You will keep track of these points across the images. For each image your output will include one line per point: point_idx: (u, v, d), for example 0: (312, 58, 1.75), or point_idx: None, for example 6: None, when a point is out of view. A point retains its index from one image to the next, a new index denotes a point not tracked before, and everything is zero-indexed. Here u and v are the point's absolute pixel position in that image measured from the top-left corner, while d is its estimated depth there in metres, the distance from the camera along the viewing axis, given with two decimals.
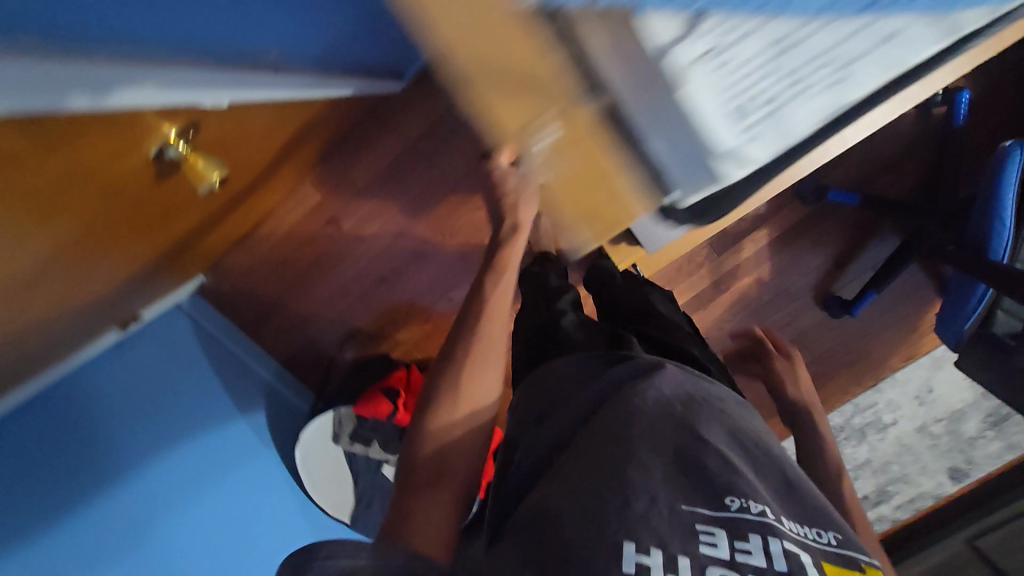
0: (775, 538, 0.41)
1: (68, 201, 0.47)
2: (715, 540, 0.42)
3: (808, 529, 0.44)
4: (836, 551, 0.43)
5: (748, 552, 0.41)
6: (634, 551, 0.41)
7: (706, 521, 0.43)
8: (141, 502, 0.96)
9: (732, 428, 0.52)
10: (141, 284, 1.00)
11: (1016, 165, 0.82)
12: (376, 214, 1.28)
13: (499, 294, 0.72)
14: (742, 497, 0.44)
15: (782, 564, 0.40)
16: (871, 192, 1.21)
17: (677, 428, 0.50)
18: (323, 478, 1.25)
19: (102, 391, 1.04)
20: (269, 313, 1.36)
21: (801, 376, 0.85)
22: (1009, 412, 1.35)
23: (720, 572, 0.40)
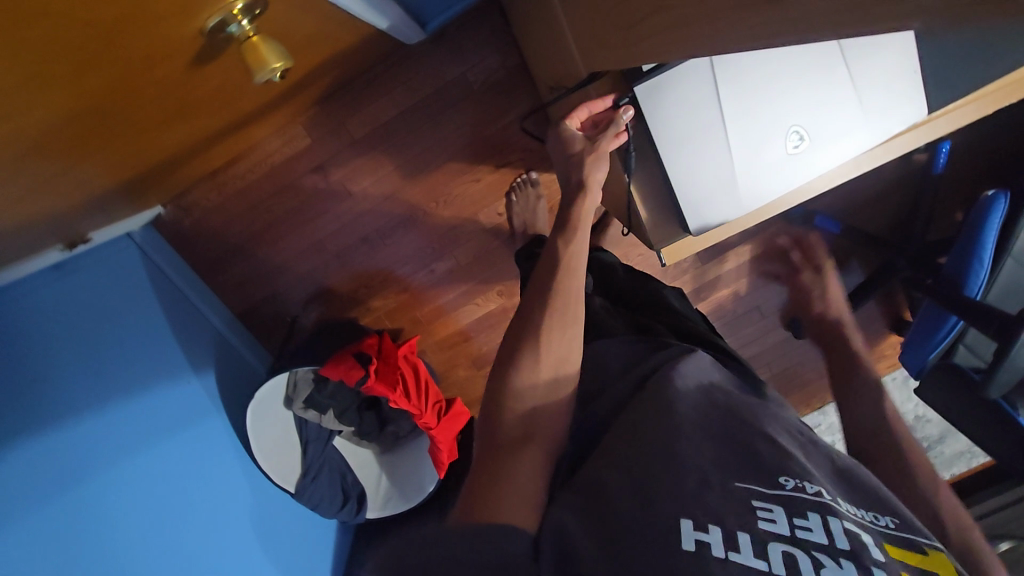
0: (835, 518, 0.39)
1: (104, 40, 0.37)
2: (774, 516, 0.39)
3: (866, 513, 0.43)
4: (894, 533, 0.41)
5: (809, 530, 0.38)
6: (692, 528, 0.38)
7: (762, 497, 0.41)
8: (79, 446, 0.84)
9: (777, 417, 0.50)
10: (101, 203, 0.87)
11: (999, 213, 0.88)
12: (367, 168, 1.21)
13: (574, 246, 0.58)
14: (797, 478, 0.42)
15: (845, 543, 0.38)
16: (849, 223, 1.28)
17: (722, 411, 0.48)
18: (273, 444, 1.15)
19: (40, 316, 0.91)
20: (232, 259, 1.25)
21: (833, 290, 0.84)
22: (931, 445, 1.46)
23: (782, 549, 0.37)
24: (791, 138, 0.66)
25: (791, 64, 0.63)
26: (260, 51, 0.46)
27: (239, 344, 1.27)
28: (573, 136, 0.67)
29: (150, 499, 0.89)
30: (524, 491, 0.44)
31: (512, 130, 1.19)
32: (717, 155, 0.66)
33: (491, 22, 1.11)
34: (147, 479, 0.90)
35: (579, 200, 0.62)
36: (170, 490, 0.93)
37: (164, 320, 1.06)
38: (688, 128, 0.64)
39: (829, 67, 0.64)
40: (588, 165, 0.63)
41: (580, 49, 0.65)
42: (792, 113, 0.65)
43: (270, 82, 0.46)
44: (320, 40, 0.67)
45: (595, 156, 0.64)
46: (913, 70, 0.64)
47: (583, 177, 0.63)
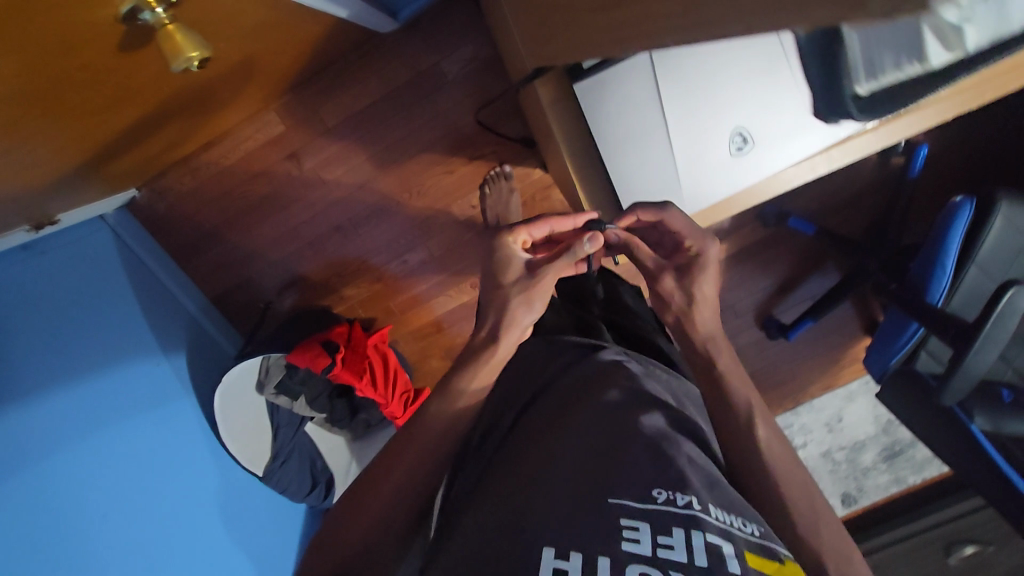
0: (699, 532, 0.37)
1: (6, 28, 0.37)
2: (638, 535, 0.37)
3: (733, 517, 0.39)
4: (759, 542, 0.38)
5: (671, 547, 0.37)
6: (552, 557, 0.37)
7: (632, 514, 0.39)
8: (27, 426, 0.82)
9: (680, 426, 0.48)
10: (62, 184, 0.87)
11: (962, 221, 0.88)
12: (341, 157, 1.21)
13: (482, 373, 0.56)
14: (669, 490, 0.40)
15: (703, 560, 0.36)
16: (823, 225, 1.28)
17: (633, 405, 0.48)
18: (241, 428, 1.15)
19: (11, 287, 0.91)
20: (206, 244, 1.26)
21: (708, 291, 0.60)
22: (902, 448, 1.47)
23: (639, 570, 0.35)
24: (736, 141, 0.66)
25: (733, 65, 0.63)
26: (178, 40, 0.46)
27: (211, 329, 1.28)
28: (510, 262, 0.59)
29: (100, 479, 0.88)
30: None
31: (487, 122, 1.19)
32: (660, 157, 0.66)
33: (465, 13, 1.11)
34: (96, 458, 0.89)
35: (486, 353, 0.56)
36: (131, 470, 0.93)
37: (132, 303, 1.07)
38: (631, 128, 0.65)
39: (775, 69, 0.64)
40: (512, 309, 0.56)
41: (525, 46, 0.65)
42: (735, 114, 0.64)
43: (186, 70, 0.47)
44: (268, 28, 0.67)
45: (525, 298, 0.56)
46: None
47: (503, 324, 0.56)
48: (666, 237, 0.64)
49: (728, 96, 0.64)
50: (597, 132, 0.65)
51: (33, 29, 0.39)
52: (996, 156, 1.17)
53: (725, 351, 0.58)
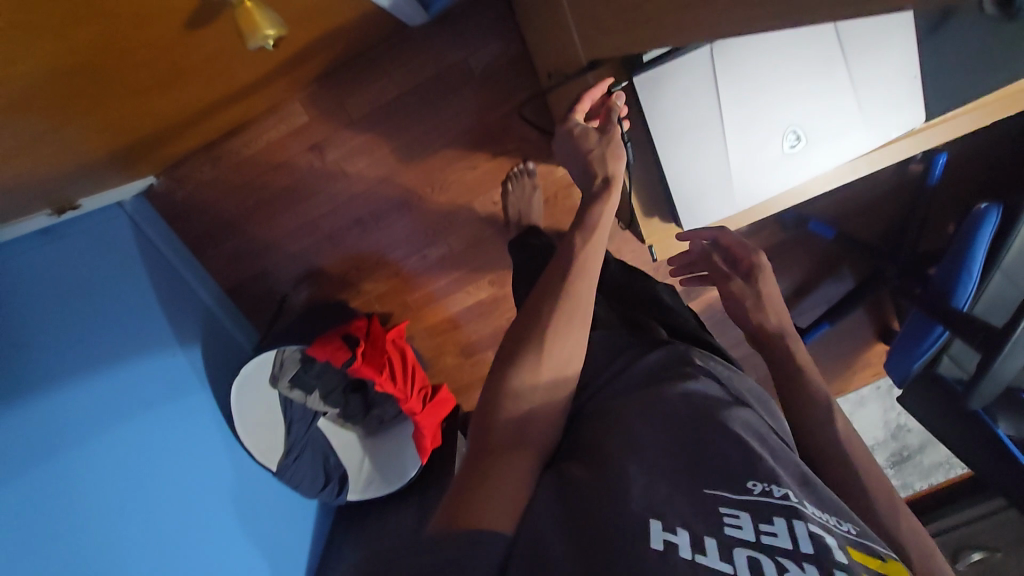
0: (800, 521, 0.38)
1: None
2: (740, 521, 0.38)
3: (829, 517, 0.40)
4: (856, 540, 0.39)
5: (774, 535, 0.37)
6: (660, 529, 0.37)
7: (729, 503, 0.39)
8: (50, 415, 0.80)
9: (747, 423, 0.47)
10: (89, 168, 0.85)
11: (988, 229, 0.90)
12: (364, 150, 1.20)
13: (551, 362, 0.48)
14: (765, 482, 0.40)
15: (810, 547, 0.36)
16: (841, 230, 1.28)
17: (707, 401, 0.48)
18: (255, 422, 1.14)
19: (32, 270, 0.89)
20: (224, 234, 1.24)
21: (773, 293, 0.64)
22: (910, 453, 1.48)
23: (747, 553, 0.36)
24: (789, 138, 0.66)
25: (790, 61, 0.63)
26: (254, 17, 0.45)
27: (226, 321, 1.26)
28: (585, 131, 0.62)
29: (119, 470, 0.86)
30: (507, 492, 0.42)
31: (511, 118, 1.19)
32: (712, 153, 0.66)
33: (495, 9, 1.10)
34: (115, 449, 0.87)
35: (603, 198, 0.56)
36: (152, 465, 0.92)
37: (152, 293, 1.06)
38: (686, 123, 0.65)
39: (831, 66, 0.63)
40: (610, 160, 0.59)
41: (581, 35, 0.65)
42: (790, 112, 0.65)
43: (262, 49, 0.46)
44: (318, 11, 0.66)
45: (613, 150, 0.60)
46: (914, 74, 0.64)
47: (608, 175, 0.58)
48: (724, 251, 0.69)
49: (786, 92, 0.64)
50: (652, 126, 0.65)
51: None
52: (1014, 165, 1.18)
53: (800, 346, 0.60)
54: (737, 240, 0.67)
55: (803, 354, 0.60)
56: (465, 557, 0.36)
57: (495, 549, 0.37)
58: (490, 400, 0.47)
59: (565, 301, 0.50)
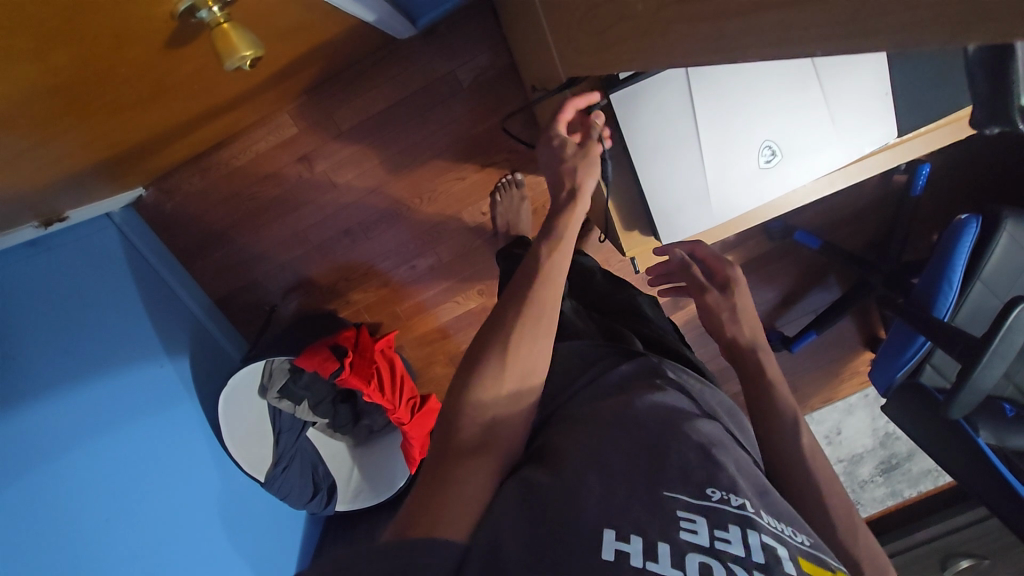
0: (754, 531, 0.39)
1: (65, 22, 0.37)
2: (696, 527, 0.39)
3: (784, 526, 0.41)
4: (809, 551, 0.40)
5: (727, 541, 0.38)
6: (613, 538, 0.37)
7: (687, 507, 0.40)
8: (38, 425, 0.80)
9: (716, 437, 0.47)
10: (77, 180, 0.86)
11: (969, 238, 0.90)
12: (353, 161, 1.21)
13: (516, 367, 0.49)
14: (723, 490, 0.41)
15: (761, 557, 0.37)
16: (827, 240, 1.30)
17: (677, 413, 0.49)
18: (243, 432, 1.14)
19: (21, 283, 0.89)
20: (213, 244, 1.25)
21: (748, 306, 0.65)
22: (898, 462, 1.50)
23: (699, 560, 0.37)
24: (766, 154, 0.67)
25: (765, 79, 0.64)
26: (232, 38, 0.46)
27: (215, 331, 1.26)
28: (559, 144, 0.64)
29: (104, 480, 0.86)
30: (473, 500, 0.42)
31: (499, 130, 1.20)
32: (690, 168, 0.67)
33: (482, 23, 1.12)
34: (102, 458, 0.87)
35: (568, 207, 0.59)
36: (141, 473, 0.92)
37: (138, 302, 1.06)
38: (663, 138, 0.66)
39: (805, 85, 0.65)
40: (581, 172, 0.61)
41: (559, 52, 0.66)
42: (766, 128, 0.66)
43: (239, 68, 0.47)
44: (299, 30, 0.67)
45: (589, 161, 0.62)
46: (884, 91, 0.66)
47: (576, 185, 0.61)
48: (702, 266, 0.70)
49: (762, 108, 0.65)
50: (629, 138, 0.66)
51: (94, 22, 0.39)
52: (995, 176, 1.20)
53: (771, 361, 0.61)
54: (712, 253, 0.69)
55: (773, 368, 0.61)
56: (426, 562, 0.37)
57: (457, 555, 0.38)
58: (457, 409, 0.47)
59: (531, 306, 0.51)
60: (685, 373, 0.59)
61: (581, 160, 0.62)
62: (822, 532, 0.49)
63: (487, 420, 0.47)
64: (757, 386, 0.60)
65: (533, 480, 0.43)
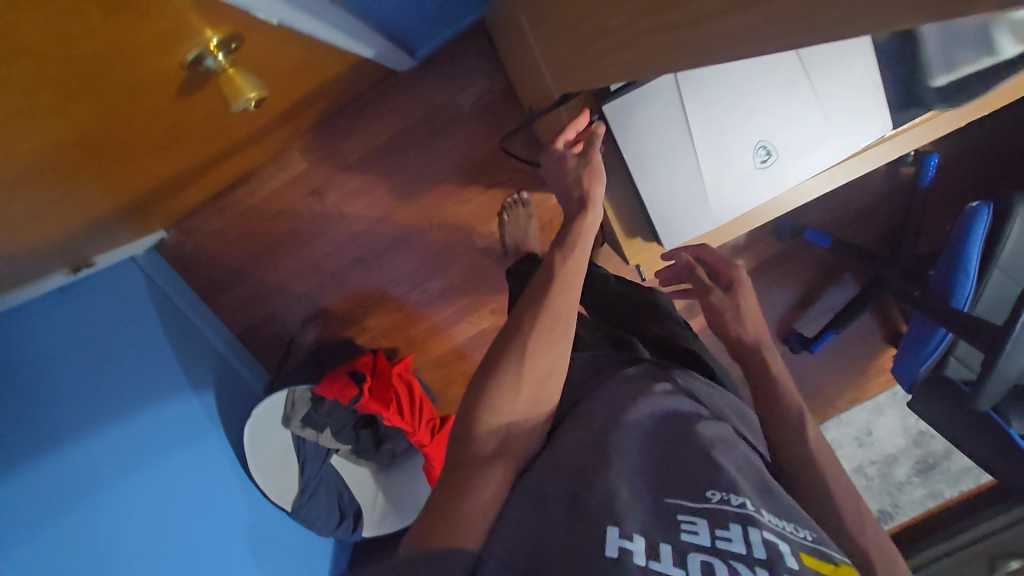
0: (755, 528, 0.39)
1: (83, 83, 0.41)
2: (696, 528, 0.39)
3: (787, 523, 0.41)
4: (812, 547, 0.40)
5: (728, 540, 0.38)
6: (617, 536, 0.38)
7: (688, 511, 0.41)
8: (73, 462, 0.82)
9: (719, 439, 0.48)
10: (101, 227, 0.90)
11: (982, 226, 0.89)
12: (363, 191, 1.24)
13: (532, 372, 0.49)
14: (723, 491, 0.42)
15: (762, 553, 0.37)
16: (838, 237, 1.29)
17: (678, 418, 0.50)
18: (267, 461, 1.16)
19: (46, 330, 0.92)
20: (232, 280, 1.29)
21: (750, 305, 0.65)
22: (935, 461, 1.46)
23: (701, 558, 0.37)
24: (760, 154, 0.68)
25: (755, 82, 0.65)
26: (236, 83, 0.49)
27: (238, 365, 1.29)
28: (564, 155, 0.65)
29: (139, 513, 0.88)
30: (485, 508, 0.43)
31: (502, 151, 1.23)
32: (686, 175, 0.68)
33: (479, 49, 1.16)
34: (136, 493, 0.89)
35: (581, 216, 0.60)
36: (172, 505, 0.94)
37: (164, 340, 1.09)
38: (658, 148, 0.67)
39: (792, 85, 0.66)
40: (587, 180, 0.62)
41: (552, 74, 0.69)
42: (759, 129, 0.67)
43: (245, 110, 0.50)
44: (303, 70, 0.71)
45: (591, 171, 0.63)
46: (876, 85, 0.67)
47: (587, 192, 0.61)
48: (708, 268, 0.70)
49: (753, 109, 0.66)
50: (624, 147, 0.67)
51: (109, 79, 0.42)
52: (1002, 161, 1.19)
53: (777, 361, 0.61)
54: (719, 257, 0.69)
55: (781, 368, 0.60)
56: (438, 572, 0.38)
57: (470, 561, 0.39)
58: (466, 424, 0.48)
59: (546, 310, 0.52)
60: (691, 376, 0.60)
61: (585, 169, 0.63)
62: (841, 529, 0.49)
63: (496, 434, 0.47)
64: (762, 389, 0.59)
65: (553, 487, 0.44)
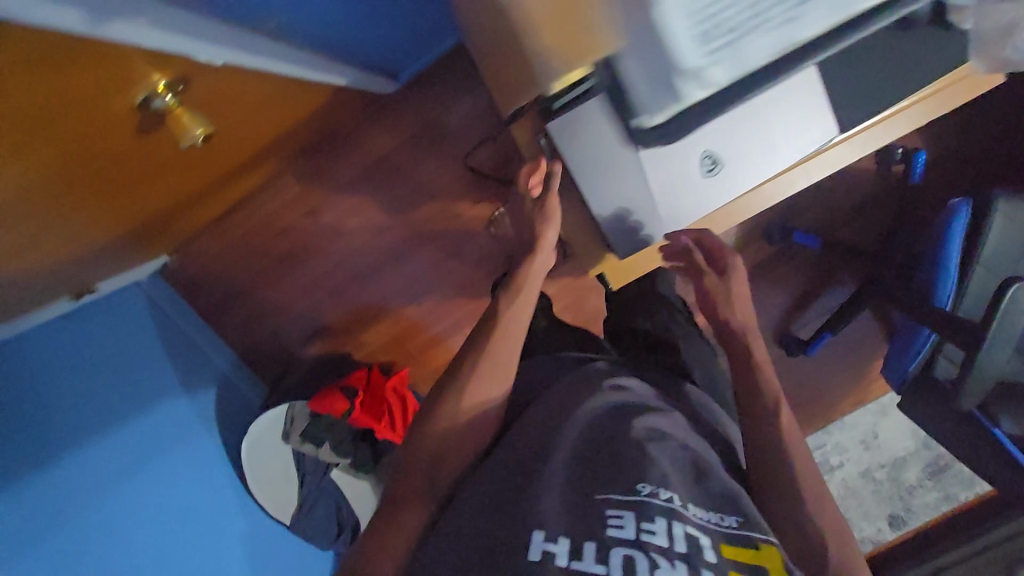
0: (678, 522, 0.52)
1: (46, 129, 0.46)
2: (624, 524, 0.51)
3: (712, 514, 0.56)
4: (734, 531, 0.55)
5: (654, 533, 0.51)
6: (542, 541, 0.50)
7: (619, 506, 0.53)
8: (76, 473, 0.87)
9: (665, 446, 0.61)
10: (103, 255, 0.96)
11: (960, 224, 0.89)
12: (355, 210, 1.28)
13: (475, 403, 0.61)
14: (652, 486, 0.55)
15: (680, 545, 0.50)
16: (831, 237, 1.27)
17: (620, 420, 0.64)
18: (268, 477, 1.21)
19: (52, 354, 0.97)
20: (233, 301, 1.33)
21: (739, 290, 0.76)
22: (946, 463, 1.43)
23: (624, 553, 0.49)
24: (706, 163, 0.69)
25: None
26: (184, 121, 0.56)
27: (240, 383, 1.33)
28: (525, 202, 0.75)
29: (141, 523, 0.93)
30: None
31: (489, 167, 1.25)
32: (631, 183, 0.69)
33: (463, 69, 1.19)
34: (137, 500, 0.94)
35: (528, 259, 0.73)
36: (173, 505, 0.99)
37: (166, 361, 1.14)
38: (607, 163, 0.67)
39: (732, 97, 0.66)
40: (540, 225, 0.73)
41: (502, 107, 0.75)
42: (703, 139, 0.68)
43: (193, 143, 0.57)
44: (268, 98, 0.75)
45: (544, 215, 0.72)
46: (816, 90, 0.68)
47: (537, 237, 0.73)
48: (705, 249, 0.76)
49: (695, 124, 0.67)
50: (573, 166, 0.67)
51: (71, 123, 0.47)
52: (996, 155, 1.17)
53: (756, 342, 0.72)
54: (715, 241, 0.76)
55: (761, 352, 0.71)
56: None
57: None
58: None
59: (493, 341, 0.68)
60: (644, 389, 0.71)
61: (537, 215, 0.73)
62: None
63: None
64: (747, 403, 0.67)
65: (502, 487, 0.59)
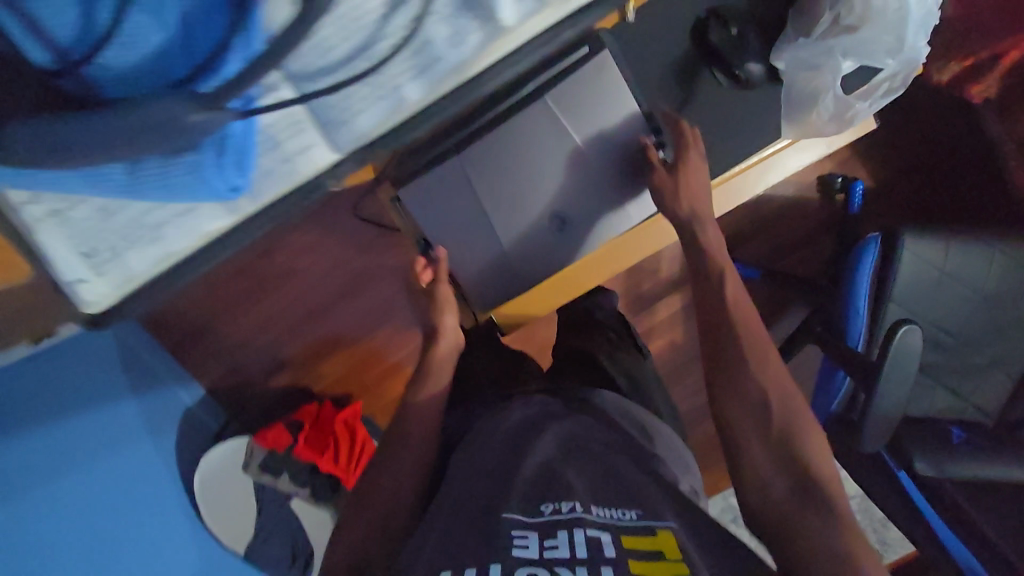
0: (579, 530, 0.55)
1: None
2: (528, 544, 0.54)
3: (612, 511, 0.59)
4: (636, 523, 0.58)
5: (556, 547, 0.54)
6: None
7: (523, 527, 0.57)
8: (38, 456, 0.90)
9: (560, 444, 0.69)
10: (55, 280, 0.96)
11: (869, 262, 0.87)
12: (310, 248, 1.34)
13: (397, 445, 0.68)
14: (553, 503, 0.59)
15: (582, 552, 0.53)
16: (775, 267, 1.27)
17: (525, 429, 0.71)
18: (224, 507, 1.26)
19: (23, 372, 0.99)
20: (199, 336, 1.39)
21: (690, 182, 0.79)
22: None
23: (528, 572, 0.51)
24: (556, 222, 0.85)
25: (536, 162, 0.81)
26: None
27: (205, 416, 1.38)
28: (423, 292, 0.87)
29: (96, 521, 0.95)
30: None
31: None
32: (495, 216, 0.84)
33: None
34: (92, 493, 0.96)
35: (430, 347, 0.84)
36: (129, 506, 1.02)
37: (128, 389, 1.16)
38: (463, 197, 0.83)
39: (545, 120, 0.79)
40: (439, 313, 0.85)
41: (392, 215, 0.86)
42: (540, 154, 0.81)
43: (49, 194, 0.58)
44: None
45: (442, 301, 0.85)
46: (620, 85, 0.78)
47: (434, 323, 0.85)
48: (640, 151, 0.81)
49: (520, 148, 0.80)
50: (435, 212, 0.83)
51: None
52: None
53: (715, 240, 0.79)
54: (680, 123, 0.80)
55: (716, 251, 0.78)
56: None
57: None
58: None
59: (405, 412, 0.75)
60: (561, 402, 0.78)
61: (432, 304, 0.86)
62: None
63: None
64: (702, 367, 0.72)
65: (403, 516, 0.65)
